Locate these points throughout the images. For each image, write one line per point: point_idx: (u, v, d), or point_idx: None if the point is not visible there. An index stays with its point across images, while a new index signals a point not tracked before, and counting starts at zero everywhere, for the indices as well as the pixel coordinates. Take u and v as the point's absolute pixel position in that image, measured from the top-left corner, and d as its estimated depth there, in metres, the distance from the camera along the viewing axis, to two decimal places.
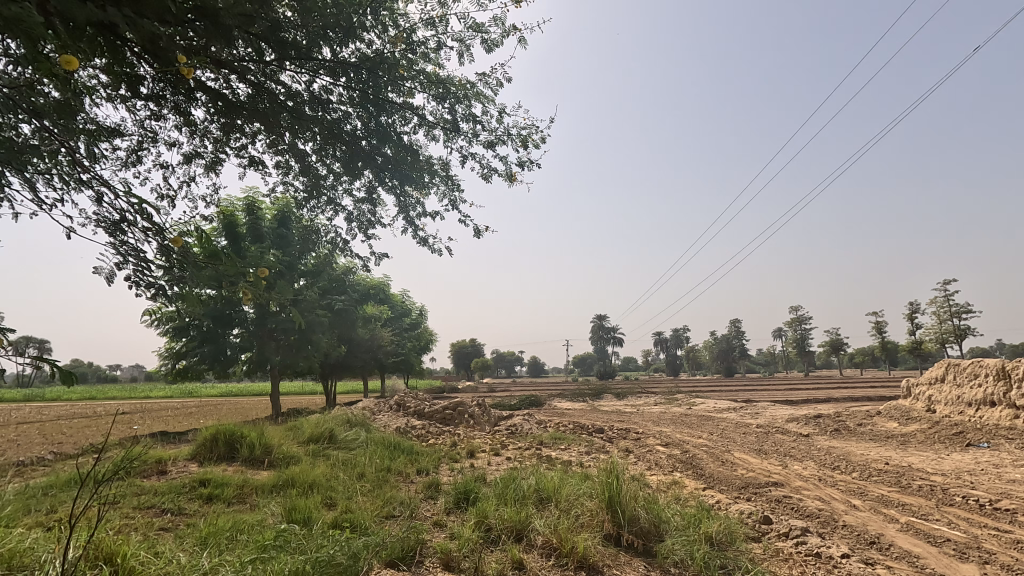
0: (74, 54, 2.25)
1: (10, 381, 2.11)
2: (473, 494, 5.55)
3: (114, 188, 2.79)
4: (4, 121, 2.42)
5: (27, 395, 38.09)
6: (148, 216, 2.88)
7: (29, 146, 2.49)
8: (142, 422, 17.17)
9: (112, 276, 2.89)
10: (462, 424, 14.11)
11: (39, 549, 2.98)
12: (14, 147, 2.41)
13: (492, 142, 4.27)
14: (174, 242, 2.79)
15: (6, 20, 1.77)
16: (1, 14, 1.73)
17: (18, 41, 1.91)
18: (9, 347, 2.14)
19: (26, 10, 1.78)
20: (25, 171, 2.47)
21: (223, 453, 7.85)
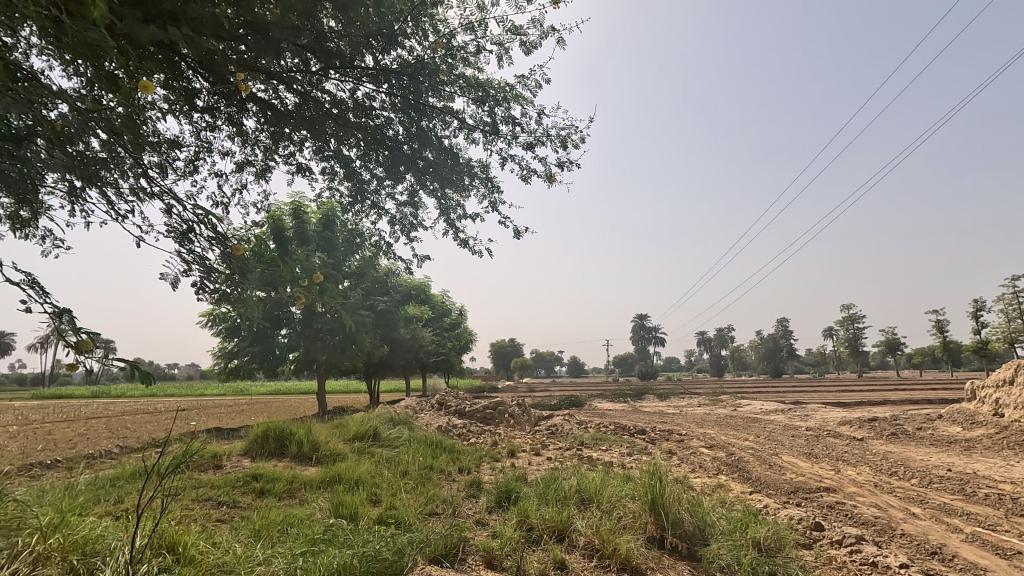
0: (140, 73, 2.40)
1: (80, 378, 2.25)
2: (514, 494, 5.58)
3: (178, 198, 2.95)
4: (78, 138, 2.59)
5: (94, 393, 40.50)
6: (211, 225, 3.03)
7: (102, 160, 2.65)
8: (198, 418, 18.00)
9: (177, 282, 3.03)
10: (502, 423, 14.18)
11: (109, 537, 3.19)
12: (88, 163, 2.57)
13: (531, 144, 4.24)
14: (234, 249, 2.92)
15: (86, 45, 1.89)
16: (82, 38, 1.84)
17: (92, 64, 2.05)
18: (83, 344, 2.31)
19: (103, 36, 1.86)
20: (101, 185, 2.63)
21: (273, 449, 8.15)
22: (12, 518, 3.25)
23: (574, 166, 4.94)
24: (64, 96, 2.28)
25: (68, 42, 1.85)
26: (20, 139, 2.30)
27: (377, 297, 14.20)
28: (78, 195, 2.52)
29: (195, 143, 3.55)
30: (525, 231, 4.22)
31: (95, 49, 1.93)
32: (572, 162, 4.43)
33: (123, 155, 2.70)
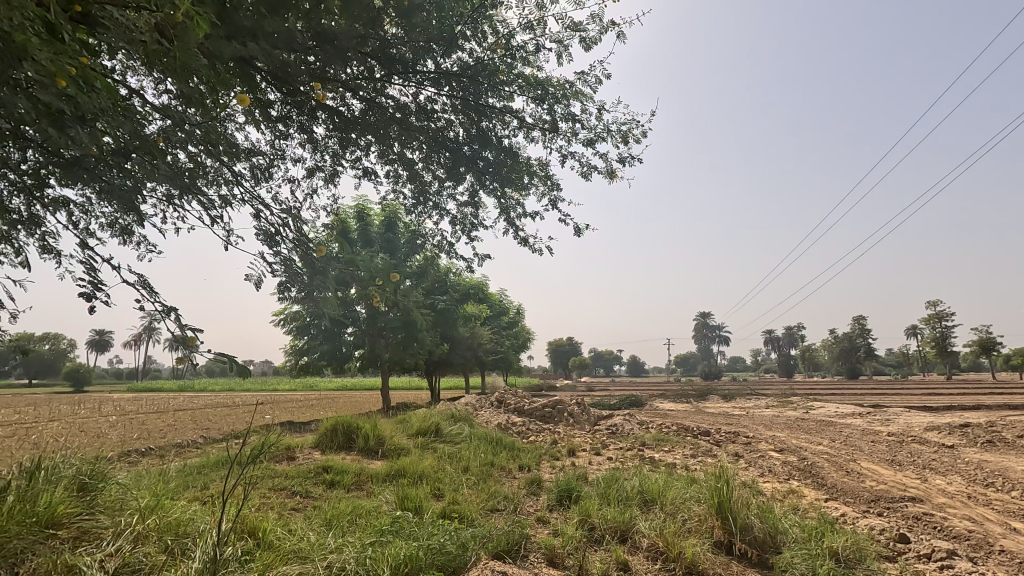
0: (224, 88, 2.57)
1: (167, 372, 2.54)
2: (575, 492, 5.55)
3: (259, 204, 3.12)
4: (170, 151, 2.79)
5: (180, 386, 43.73)
6: (290, 228, 3.19)
7: (192, 171, 2.85)
8: (272, 412, 19.00)
9: (261, 283, 3.22)
10: (562, 422, 14.14)
11: (198, 520, 3.44)
12: (181, 174, 2.78)
13: (592, 141, 4.20)
14: (313, 251, 3.09)
15: (182, 67, 2.06)
16: (180, 60, 2.00)
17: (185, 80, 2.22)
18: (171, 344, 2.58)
19: (197, 56, 2.02)
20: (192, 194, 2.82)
21: (342, 442, 8.50)
22: (117, 499, 3.59)
23: (636, 161, 4.83)
24: (166, 114, 2.47)
25: (167, 64, 2.03)
26: (129, 154, 2.52)
27: (437, 297, 14.51)
28: (175, 205, 2.72)
29: (270, 151, 3.75)
30: (587, 229, 4.17)
31: (191, 72, 2.11)
32: (635, 157, 4.33)
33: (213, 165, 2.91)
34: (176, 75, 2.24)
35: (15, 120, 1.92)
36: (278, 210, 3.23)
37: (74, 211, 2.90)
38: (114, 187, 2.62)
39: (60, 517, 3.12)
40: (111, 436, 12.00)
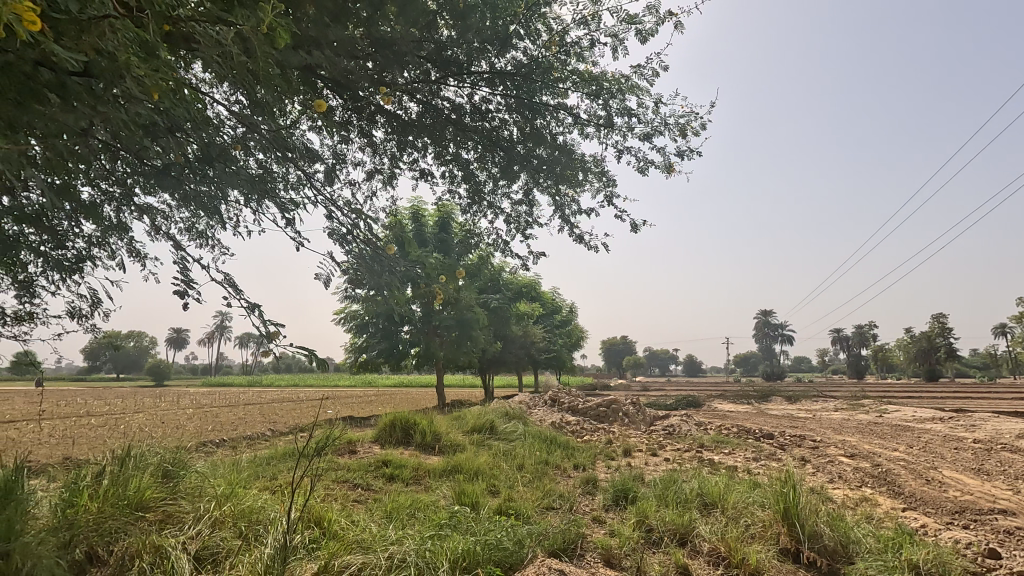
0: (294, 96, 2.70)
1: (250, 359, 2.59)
2: (631, 493, 5.47)
3: (325, 206, 3.26)
4: (245, 160, 2.95)
5: (250, 381, 46.19)
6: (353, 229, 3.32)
7: (266, 177, 3.00)
8: (333, 407, 19.74)
9: (328, 282, 3.35)
10: (616, 422, 13.96)
11: (268, 509, 3.62)
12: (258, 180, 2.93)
13: (648, 135, 4.11)
14: (382, 250, 3.22)
15: (260, 78, 2.18)
16: (258, 74, 2.12)
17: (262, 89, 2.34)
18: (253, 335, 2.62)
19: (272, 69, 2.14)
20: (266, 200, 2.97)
21: (399, 437, 8.73)
22: (196, 486, 3.84)
23: (695, 154, 4.69)
24: (243, 123, 2.61)
25: (244, 76, 2.15)
26: (211, 161, 2.66)
27: (490, 296, 14.65)
28: (252, 209, 2.85)
29: (332, 156, 3.90)
30: (644, 225, 4.08)
31: (266, 82, 2.22)
32: (695, 151, 4.20)
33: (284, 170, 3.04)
34: (251, 86, 2.36)
35: (114, 134, 2.07)
36: (344, 211, 3.35)
37: (158, 217, 3.07)
38: (196, 193, 2.77)
39: (148, 501, 3.38)
40: (189, 427, 12.84)
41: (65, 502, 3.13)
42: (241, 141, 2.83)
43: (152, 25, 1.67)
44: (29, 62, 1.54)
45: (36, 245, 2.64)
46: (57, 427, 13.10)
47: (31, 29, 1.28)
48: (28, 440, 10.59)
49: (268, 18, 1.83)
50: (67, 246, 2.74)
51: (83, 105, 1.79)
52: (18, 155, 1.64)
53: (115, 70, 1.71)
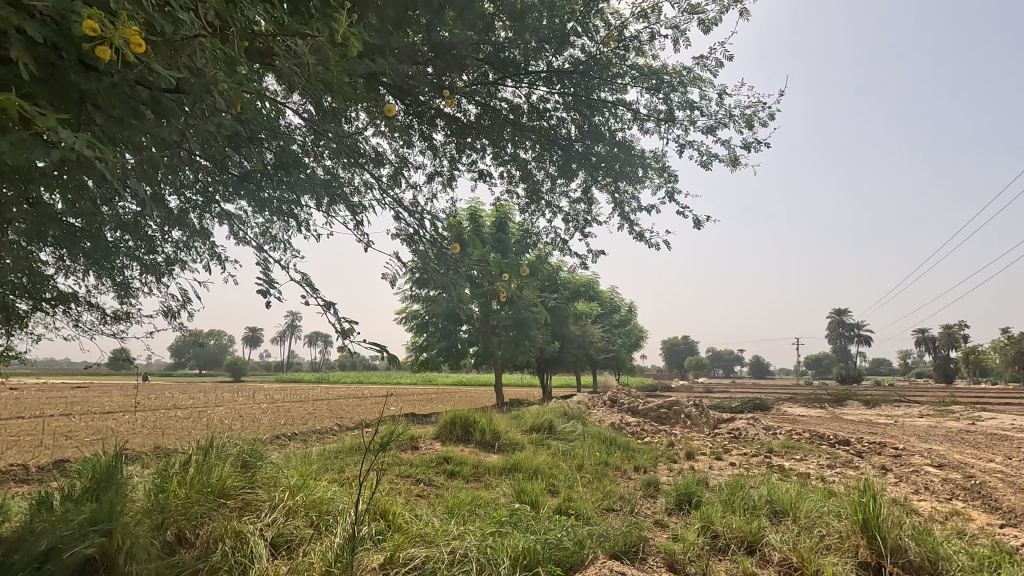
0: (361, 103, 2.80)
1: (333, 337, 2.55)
2: (695, 497, 5.31)
3: (393, 207, 3.35)
4: (317, 165, 3.07)
5: (318, 378, 48.35)
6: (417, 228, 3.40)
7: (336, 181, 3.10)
8: (396, 404, 20.34)
9: (395, 282, 3.45)
10: (679, 424, 13.59)
11: (336, 500, 3.77)
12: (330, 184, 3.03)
13: (711, 128, 3.97)
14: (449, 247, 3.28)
15: (329, 86, 2.28)
16: (328, 84, 2.23)
17: (333, 94, 2.44)
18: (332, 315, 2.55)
19: (341, 77, 2.24)
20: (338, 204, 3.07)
21: (460, 434, 8.88)
22: (272, 476, 4.07)
23: (762, 146, 4.49)
24: (314, 129, 2.72)
25: (316, 87, 2.26)
26: (285, 167, 2.80)
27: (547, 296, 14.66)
28: (324, 213, 2.98)
29: (395, 159, 4.00)
30: (709, 222, 3.94)
31: (336, 91, 2.33)
32: (763, 143, 4.02)
33: (351, 174, 3.16)
34: (321, 95, 2.48)
35: (201, 145, 2.22)
36: (409, 212, 3.43)
37: (237, 223, 3.26)
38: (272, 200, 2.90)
39: (229, 489, 3.61)
40: (265, 421, 13.65)
41: (157, 487, 3.40)
42: (313, 146, 2.93)
43: (235, 41, 1.79)
44: (131, 81, 1.69)
45: (132, 251, 2.85)
46: (150, 418, 14.27)
47: (135, 50, 1.41)
48: (126, 429, 11.58)
49: (339, 28, 1.92)
50: (158, 250, 2.95)
51: (174, 120, 1.94)
52: (120, 166, 1.81)
53: (202, 85, 1.85)
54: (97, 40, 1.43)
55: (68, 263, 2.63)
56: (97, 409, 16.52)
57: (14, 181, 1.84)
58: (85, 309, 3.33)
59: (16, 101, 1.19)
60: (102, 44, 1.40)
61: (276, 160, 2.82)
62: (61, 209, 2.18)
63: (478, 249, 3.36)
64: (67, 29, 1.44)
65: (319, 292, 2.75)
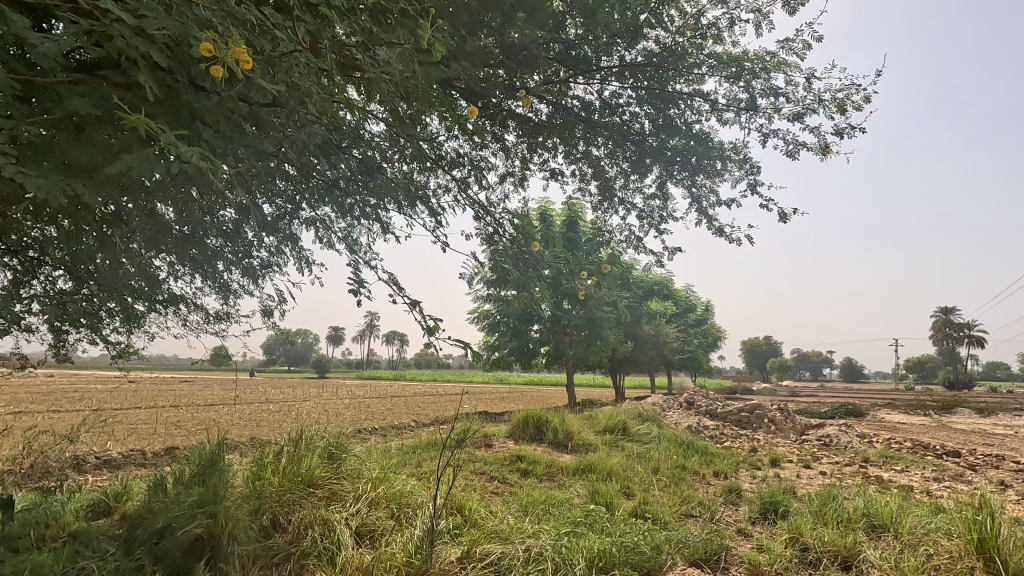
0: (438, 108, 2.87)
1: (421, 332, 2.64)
2: (782, 507, 5.03)
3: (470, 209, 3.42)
4: (397, 170, 3.18)
5: (395, 376, 50.24)
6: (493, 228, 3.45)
7: (416, 185, 3.19)
8: (470, 403, 20.71)
9: (471, 282, 3.52)
10: (762, 429, 12.92)
11: (415, 494, 3.88)
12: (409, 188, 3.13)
13: (797, 114, 3.74)
14: (530, 245, 3.31)
15: (410, 92, 2.37)
16: (408, 89, 2.32)
17: (412, 100, 2.51)
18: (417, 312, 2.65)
19: (419, 83, 2.32)
20: (417, 207, 3.17)
21: (532, 433, 8.93)
22: (355, 467, 4.27)
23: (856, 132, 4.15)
24: (395, 136, 2.83)
25: (396, 95, 2.35)
26: (369, 173, 2.93)
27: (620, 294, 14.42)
28: (404, 215, 3.08)
29: (469, 161, 4.08)
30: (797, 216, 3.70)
31: (415, 96, 2.42)
32: (858, 129, 3.72)
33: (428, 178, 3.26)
34: (401, 102, 2.57)
35: (294, 154, 2.38)
36: (484, 213, 3.49)
37: (322, 228, 3.44)
38: (356, 204, 3.05)
39: (317, 479, 3.83)
40: (348, 416, 14.37)
41: (254, 475, 3.67)
42: (392, 153, 3.04)
43: (326, 54, 1.90)
44: (235, 97, 1.85)
45: (230, 256, 3.09)
46: (246, 410, 15.43)
47: (243, 68, 1.54)
48: (226, 420, 12.60)
49: (423, 35, 1.99)
50: (253, 255, 3.18)
51: (272, 132, 2.09)
52: (227, 176, 1.97)
53: (297, 97, 1.97)
54: (209, 61, 1.56)
55: (177, 268, 2.88)
56: (201, 402, 18.07)
57: (136, 194, 2.05)
58: (192, 310, 3.65)
59: (146, 121, 1.32)
60: (214, 65, 1.53)
61: (360, 167, 2.95)
62: (172, 218, 2.40)
63: (558, 247, 3.36)
64: (183, 53, 1.58)
65: (404, 291, 2.87)
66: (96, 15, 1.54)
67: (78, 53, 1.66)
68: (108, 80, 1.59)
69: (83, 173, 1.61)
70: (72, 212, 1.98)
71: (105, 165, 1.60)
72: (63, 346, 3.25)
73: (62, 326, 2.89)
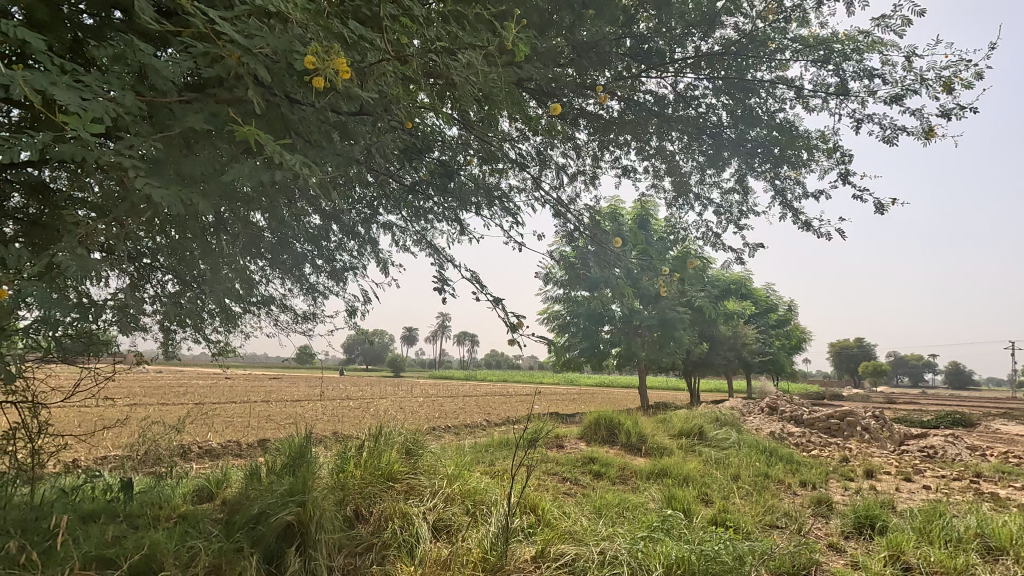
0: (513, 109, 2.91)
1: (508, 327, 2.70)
2: (879, 522, 4.66)
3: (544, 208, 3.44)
4: (472, 172, 3.24)
5: (466, 376, 51.22)
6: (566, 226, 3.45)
7: (492, 187, 3.25)
8: (540, 404, 20.72)
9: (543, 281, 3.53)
10: (854, 437, 12.04)
11: (489, 492, 3.94)
12: (483, 189, 3.19)
13: (896, 96, 3.46)
14: (613, 240, 3.26)
15: (487, 95, 2.42)
16: (486, 92, 2.37)
17: (490, 101, 2.56)
18: (501, 309, 2.70)
19: (498, 85, 2.37)
20: (492, 208, 3.22)
21: (605, 435, 8.81)
22: (431, 464, 4.40)
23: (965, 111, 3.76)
24: (471, 138, 2.90)
25: (475, 97, 2.40)
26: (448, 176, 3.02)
27: None
28: (479, 216, 3.15)
29: (540, 161, 4.08)
30: (896, 207, 3.41)
31: (492, 98, 2.47)
32: (968, 109, 3.38)
33: (502, 179, 3.31)
34: (478, 105, 2.63)
35: (378, 160, 2.49)
36: (557, 213, 3.49)
37: (397, 231, 3.56)
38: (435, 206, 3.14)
39: (396, 473, 3.98)
40: (422, 413, 14.83)
41: (339, 467, 3.87)
42: (467, 155, 3.10)
43: (411, 62, 1.99)
44: (326, 108, 1.97)
45: (315, 260, 3.27)
46: (329, 407, 16.28)
47: (343, 78, 1.64)
48: (310, 416, 13.36)
49: (504, 37, 2.03)
50: (335, 259, 3.35)
51: (361, 140, 2.22)
52: (319, 183, 2.11)
53: (383, 105, 2.07)
54: (310, 75, 1.68)
55: (269, 272, 3.09)
56: (289, 398, 19.26)
57: (238, 202, 2.22)
58: (281, 311, 3.89)
59: (255, 132, 1.45)
60: (312, 78, 1.65)
61: (438, 171, 3.04)
62: (266, 225, 2.57)
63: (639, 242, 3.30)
64: (283, 69, 1.71)
65: (486, 288, 2.92)
66: (207, 39, 1.70)
67: (191, 76, 1.83)
68: (217, 98, 1.75)
69: (196, 184, 1.78)
70: (182, 220, 2.18)
71: (216, 175, 1.76)
72: (171, 344, 3.56)
73: (171, 325, 3.17)
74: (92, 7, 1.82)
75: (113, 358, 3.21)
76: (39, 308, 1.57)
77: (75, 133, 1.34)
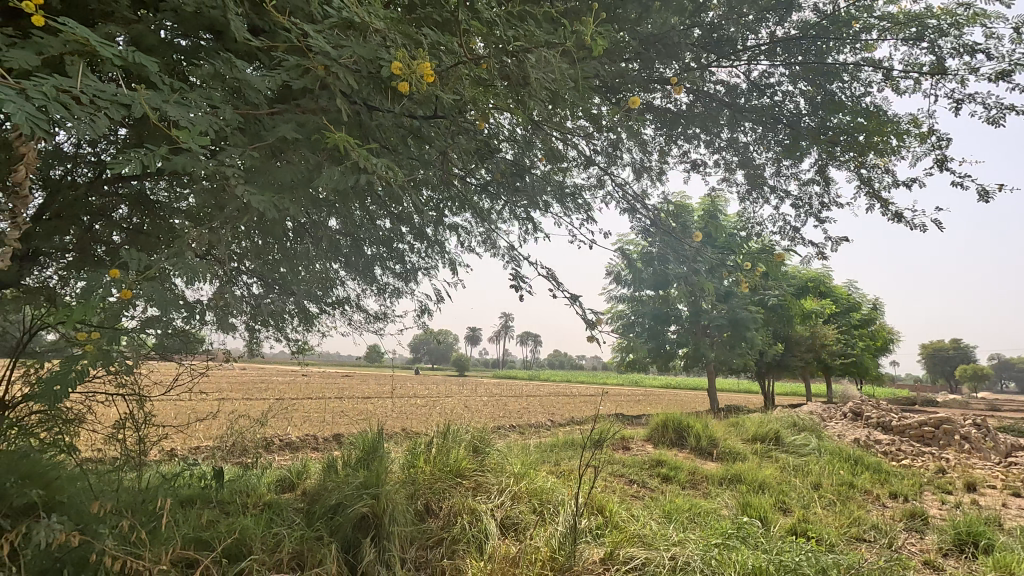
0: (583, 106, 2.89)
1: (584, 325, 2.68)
2: (983, 540, 4.26)
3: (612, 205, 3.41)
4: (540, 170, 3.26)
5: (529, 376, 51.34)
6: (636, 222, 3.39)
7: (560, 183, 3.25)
8: (605, 404, 20.40)
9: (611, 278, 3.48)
10: (952, 447, 11.05)
11: (556, 492, 3.93)
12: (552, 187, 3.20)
13: (1002, 72, 3.14)
14: (693, 235, 3.16)
15: (558, 92, 2.42)
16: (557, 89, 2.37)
17: (560, 99, 2.56)
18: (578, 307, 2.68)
19: (569, 82, 2.36)
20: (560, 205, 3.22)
21: (672, 438, 8.56)
22: (498, 461, 4.45)
23: None
24: (540, 137, 2.91)
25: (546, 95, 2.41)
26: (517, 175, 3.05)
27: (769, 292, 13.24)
28: (548, 214, 3.16)
29: (606, 158, 4.04)
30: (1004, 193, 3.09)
31: (562, 96, 2.47)
32: None
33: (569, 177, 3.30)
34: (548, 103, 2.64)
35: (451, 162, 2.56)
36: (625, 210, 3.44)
37: (464, 231, 3.63)
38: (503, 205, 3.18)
39: (464, 469, 4.06)
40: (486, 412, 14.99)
41: (410, 462, 4.00)
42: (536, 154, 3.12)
43: (485, 64, 2.02)
44: (404, 112, 2.05)
45: (388, 261, 3.38)
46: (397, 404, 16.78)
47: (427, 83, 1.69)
48: (380, 412, 13.83)
49: (579, 33, 2.02)
50: (406, 259, 3.45)
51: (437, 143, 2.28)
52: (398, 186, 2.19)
53: (458, 108, 2.13)
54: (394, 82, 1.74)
55: (345, 273, 3.23)
56: (359, 394, 20.02)
57: (322, 206, 2.35)
58: (355, 311, 4.05)
59: (346, 138, 1.53)
60: (394, 84, 1.73)
61: (507, 170, 3.07)
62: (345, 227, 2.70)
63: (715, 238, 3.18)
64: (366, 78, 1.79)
65: (562, 285, 2.91)
66: (297, 52, 1.81)
67: (280, 88, 1.95)
68: (303, 108, 1.86)
69: (288, 189, 1.90)
70: (270, 225, 2.33)
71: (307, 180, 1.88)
72: (256, 343, 3.80)
73: (256, 325, 3.38)
74: (191, 30, 1.98)
75: (206, 355, 3.47)
76: (156, 310, 1.72)
77: (186, 146, 1.48)
